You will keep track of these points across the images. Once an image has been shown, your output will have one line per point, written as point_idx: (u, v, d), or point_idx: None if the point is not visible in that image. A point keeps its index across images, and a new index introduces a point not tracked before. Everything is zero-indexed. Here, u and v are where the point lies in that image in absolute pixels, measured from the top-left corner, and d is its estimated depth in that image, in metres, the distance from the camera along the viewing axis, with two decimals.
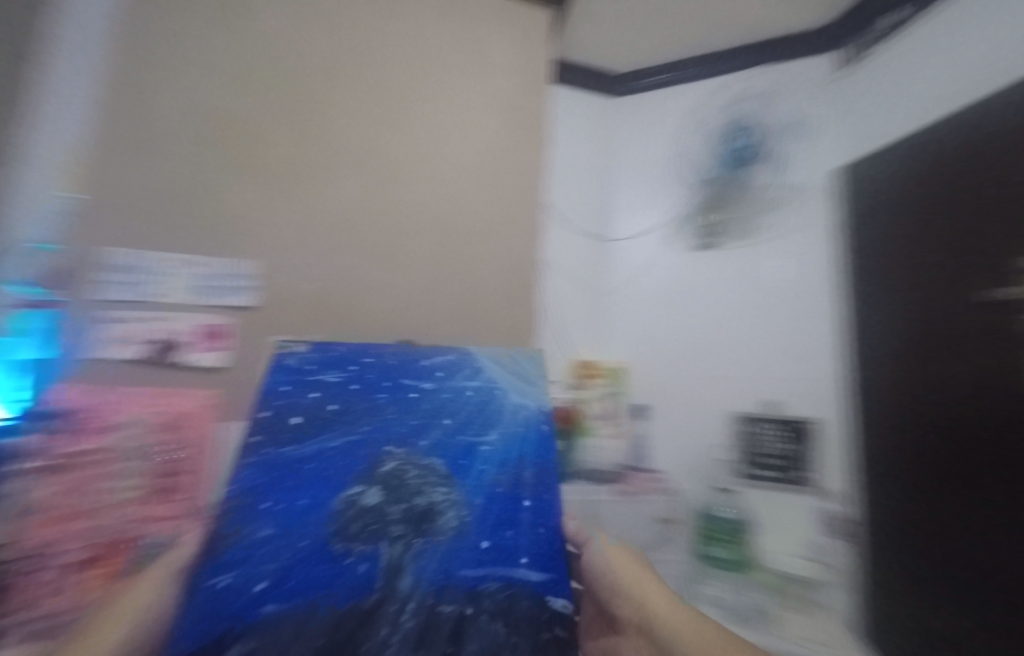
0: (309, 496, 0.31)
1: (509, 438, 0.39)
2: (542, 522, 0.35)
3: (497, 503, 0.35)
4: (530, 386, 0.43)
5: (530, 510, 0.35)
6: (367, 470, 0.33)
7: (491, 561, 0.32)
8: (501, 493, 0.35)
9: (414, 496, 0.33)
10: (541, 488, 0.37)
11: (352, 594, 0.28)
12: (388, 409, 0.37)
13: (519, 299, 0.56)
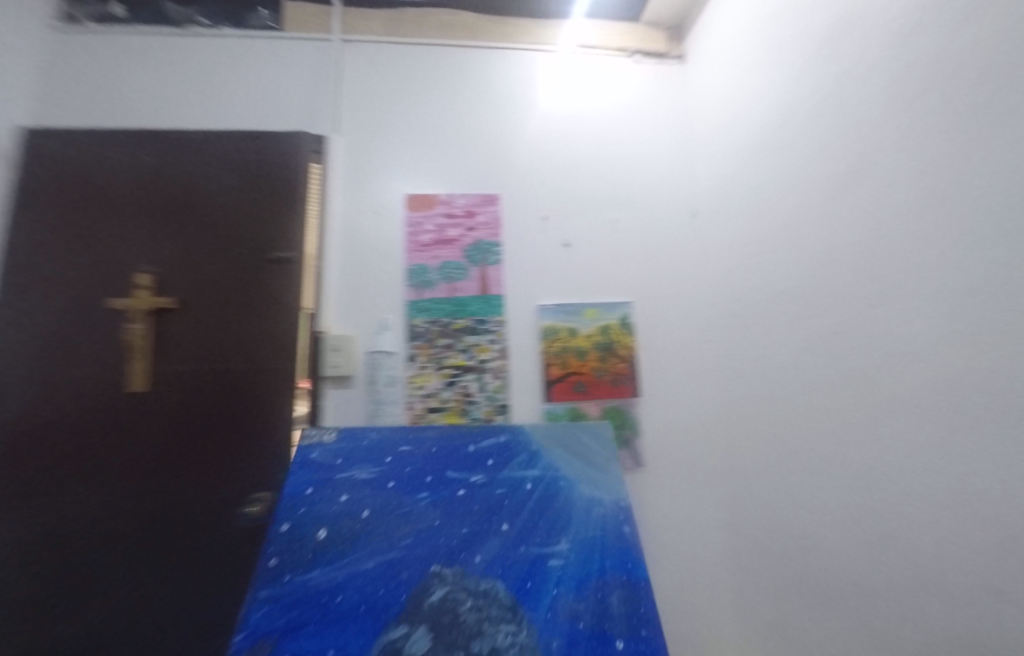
0: (336, 645, 0.23)
1: (577, 547, 0.29)
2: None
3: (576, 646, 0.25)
4: (598, 479, 0.33)
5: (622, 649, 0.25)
6: (412, 590, 0.26)
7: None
8: (584, 635, 0.25)
9: (466, 626, 0.25)
10: (635, 624, 0.27)
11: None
12: (431, 513, 0.29)
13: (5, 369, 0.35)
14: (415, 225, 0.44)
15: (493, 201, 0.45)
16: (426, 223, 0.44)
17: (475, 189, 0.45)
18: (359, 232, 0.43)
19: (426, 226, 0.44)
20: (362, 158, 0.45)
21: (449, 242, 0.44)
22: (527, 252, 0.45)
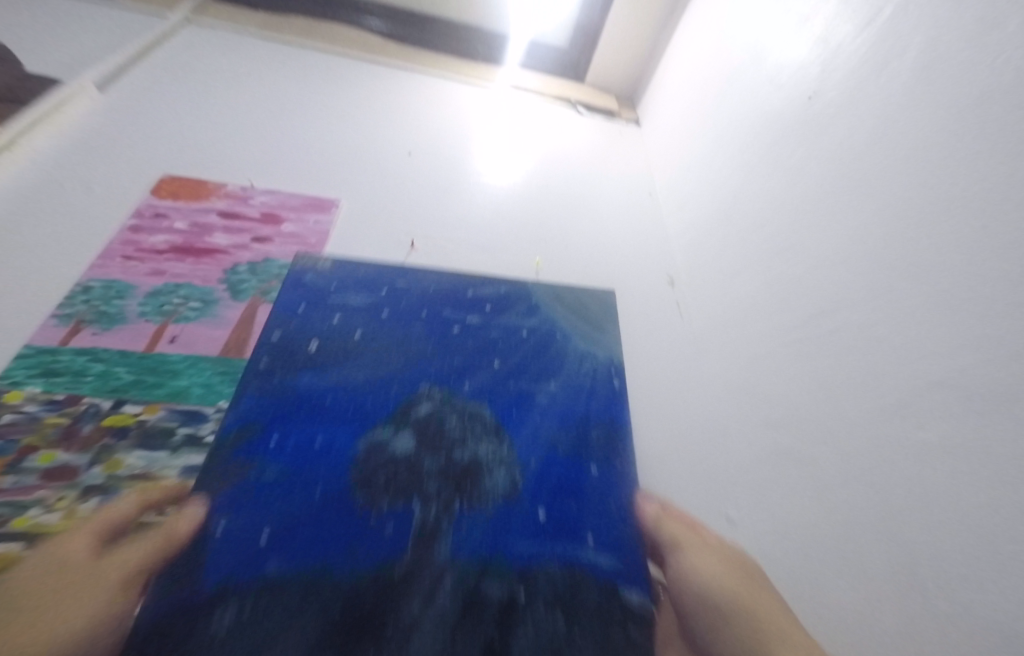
0: (338, 433, 0.64)
1: (569, 385, 0.78)
2: (594, 476, 0.67)
3: (561, 465, 0.67)
4: (601, 335, 0.89)
5: (591, 473, 0.67)
6: (409, 394, 0.71)
7: (547, 522, 0.61)
8: (562, 451, 0.69)
9: (450, 434, 0.66)
10: (605, 452, 0.70)
11: (384, 550, 0.54)
12: (431, 354, 0.77)
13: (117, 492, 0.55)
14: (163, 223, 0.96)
15: (325, 208, 1.08)
16: (167, 226, 0.96)
17: (303, 196, 1.10)
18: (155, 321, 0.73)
19: (164, 235, 0.94)
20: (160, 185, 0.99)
21: (205, 258, 0.92)
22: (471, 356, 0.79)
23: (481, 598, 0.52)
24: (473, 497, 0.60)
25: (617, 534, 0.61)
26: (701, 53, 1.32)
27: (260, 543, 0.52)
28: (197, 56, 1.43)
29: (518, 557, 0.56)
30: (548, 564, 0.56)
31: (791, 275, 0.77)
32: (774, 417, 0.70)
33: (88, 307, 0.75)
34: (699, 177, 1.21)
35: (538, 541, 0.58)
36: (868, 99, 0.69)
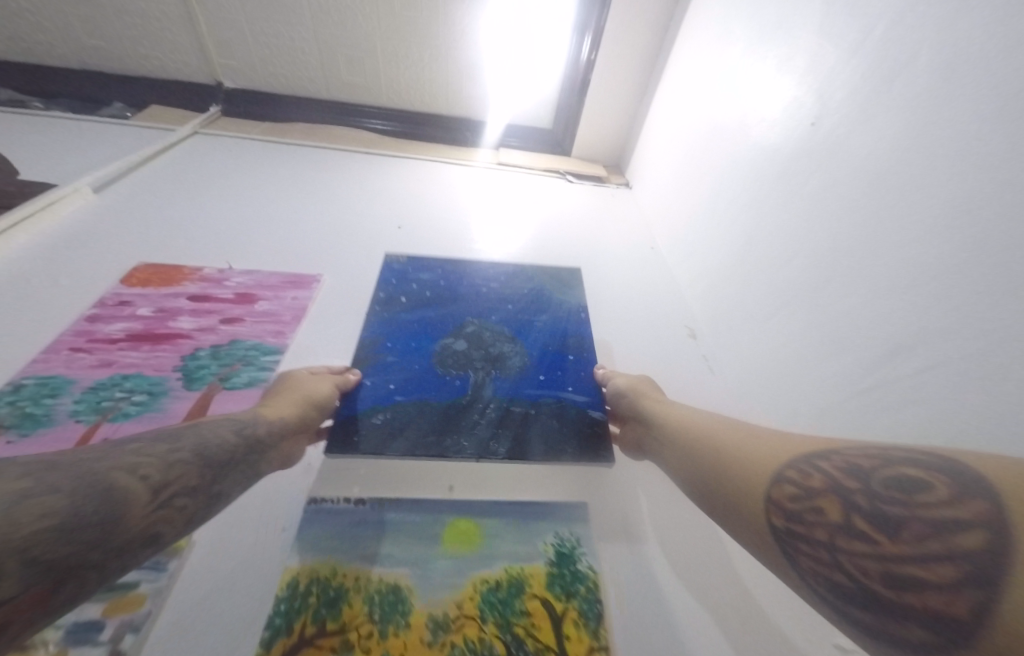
0: (414, 331, 0.96)
1: (556, 318, 1.06)
2: (574, 358, 0.96)
3: (551, 353, 0.96)
4: (572, 290, 1.17)
5: (570, 359, 0.95)
6: (456, 312, 1.02)
7: (544, 380, 0.90)
8: (552, 347, 0.98)
9: (485, 332, 0.99)
10: (580, 350, 0.98)
11: (450, 391, 0.85)
12: (462, 284, 1.11)
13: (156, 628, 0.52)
14: (123, 319, 0.90)
15: (300, 281, 1.05)
16: (136, 318, 0.91)
17: (280, 272, 1.07)
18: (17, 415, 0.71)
19: (133, 330, 0.88)
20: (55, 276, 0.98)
21: (174, 342, 0.87)
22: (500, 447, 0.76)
23: (513, 412, 0.83)
24: (573, 649, 0.55)
25: (589, 385, 0.90)
26: (683, 120, 1.43)
27: (391, 389, 0.83)
28: (204, 158, 1.49)
29: (530, 394, 0.87)
30: (546, 399, 0.86)
31: (840, 312, 0.73)
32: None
33: (11, 409, 0.71)
34: (705, 223, 1.20)
35: (539, 388, 0.88)
36: (882, 112, 0.71)
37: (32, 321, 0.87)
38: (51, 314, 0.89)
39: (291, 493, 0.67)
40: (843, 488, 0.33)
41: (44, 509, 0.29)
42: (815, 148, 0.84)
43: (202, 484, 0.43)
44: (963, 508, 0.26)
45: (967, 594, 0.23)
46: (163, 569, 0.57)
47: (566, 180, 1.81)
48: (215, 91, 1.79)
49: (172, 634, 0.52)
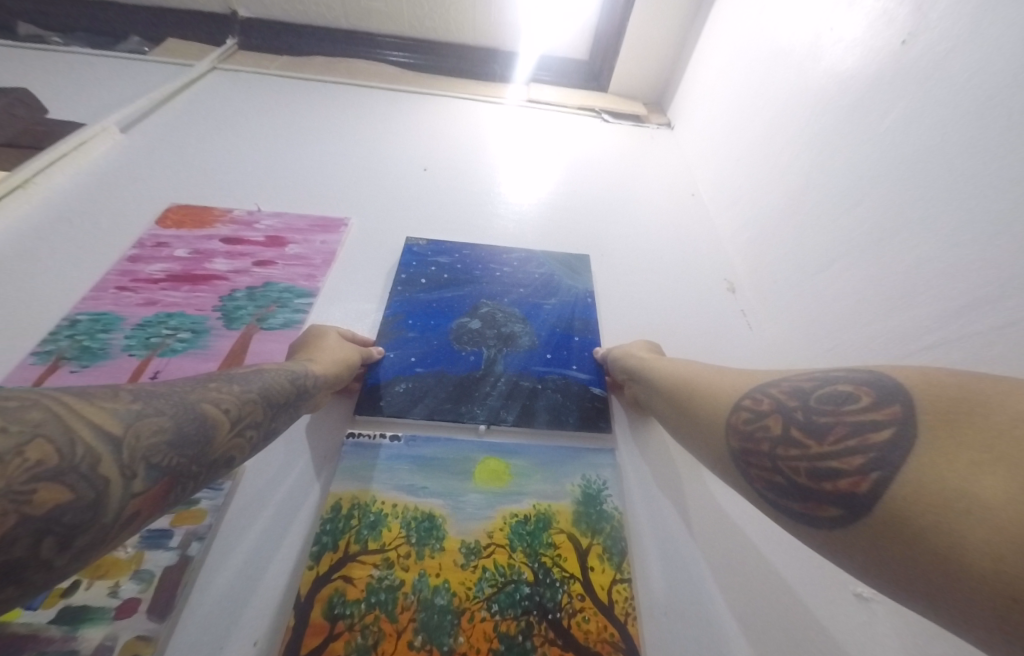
0: (432, 297, 0.90)
1: (564, 300, 0.94)
2: (580, 339, 0.87)
3: (557, 332, 0.88)
4: (581, 275, 1.01)
5: (575, 341, 0.87)
6: (471, 280, 0.95)
7: (551, 358, 0.83)
8: (558, 326, 0.89)
9: (495, 306, 0.90)
10: (586, 332, 0.89)
11: (463, 365, 0.80)
12: (473, 252, 1.01)
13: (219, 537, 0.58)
14: (161, 260, 0.92)
15: (324, 225, 1.04)
16: (172, 259, 0.93)
17: (305, 215, 1.05)
18: (77, 347, 0.76)
19: (169, 269, 0.90)
20: (92, 216, 1.00)
21: (210, 283, 0.89)
22: (524, 406, 0.75)
23: (522, 384, 0.78)
24: (597, 579, 0.58)
25: (597, 362, 0.84)
26: (742, 46, 1.26)
27: (409, 359, 0.79)
28: (225, 96, 1.44)
29: (537, 369, 0.81)
30: (552, 375, 0.80)
31: (905, 264, 0.67)
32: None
33: (71, 342, 0.76)
34: (757, 167, 1.10)
35: (547, 363, 0.82)
36: (996, 23, 0.60)
37: (79, 260, 0.90)
38: (96, 254, 0.92)
39: (334, 426, 0.71)
40: (786, 407, 0.38)
41: (156, 426, 0.32)
42: (903, 74, 0.73)
43: (265, 419, 0.47)
44: (878, 411, 0.31)
45: (872, 474, 0.29)
46: (220, 489, 0.62)
47: (601, 119, 1.67)
48: (230, 21, 1.69)
49: (232, 542, 0.59)
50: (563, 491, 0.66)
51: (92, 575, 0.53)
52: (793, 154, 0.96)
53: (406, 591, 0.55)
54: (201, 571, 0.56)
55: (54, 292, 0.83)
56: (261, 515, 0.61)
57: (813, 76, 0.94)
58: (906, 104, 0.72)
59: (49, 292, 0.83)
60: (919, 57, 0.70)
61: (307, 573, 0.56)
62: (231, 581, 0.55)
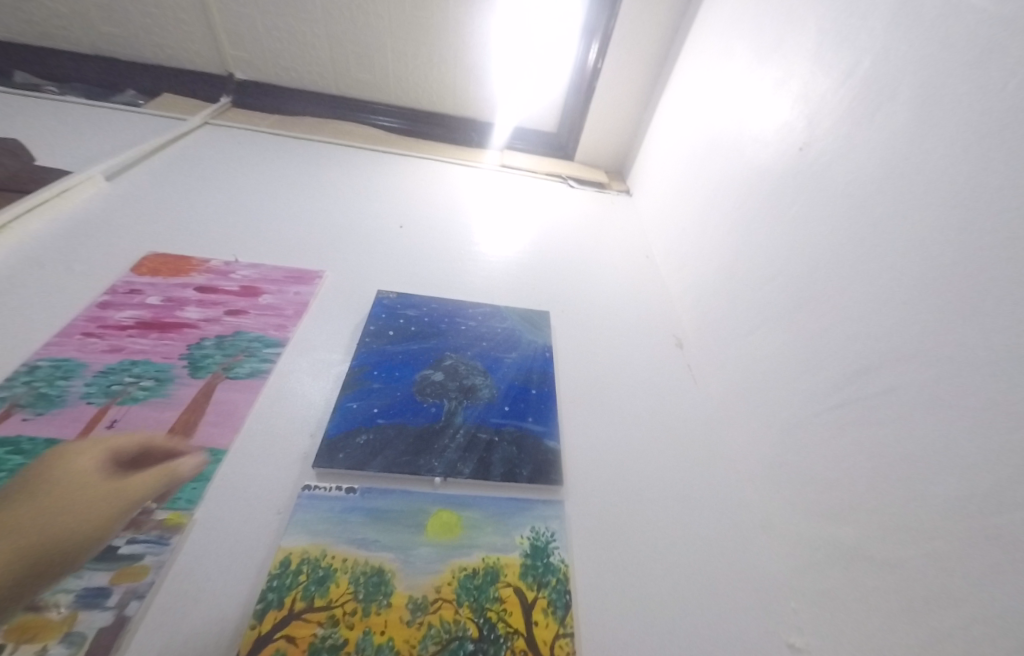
0: (398, 349, 0.95)
1: (525, 353, 1.01)
2: (537, 392, 0.93)
3: (516, 385, 0.93)
4: (541, 330, 1.09)
5: (532, 394, 0.92)
6: (437, 334, 1.01)
7: (508, 411, 0.88)
8: (517, 379, 0.95)
9: (459, 360, 0.96)
10: (542, 386, 0.95)
11: (424, 417, 0.84)
12: (441, 307, 1.08)
13: (159, 598, 0.58)
14: (130, 306, 0.94)
15: (297, 276, 1.09)
16: (142, 306, 0.95)
17: (280, 266, 1.11)
18: (31, 394, 0.76)
19: (138, 316, 0.92)
20: (64, 261, 1.02)
21: (178, 331, 0.91)
22: (480, 458, 0.79)
23: (479, 436, 0.82)
24: (540, 634, 0.60)
25: (552, 415, 0.89)
26: (684, 134, 1.46)
27: (371, 411, 0.82)
28: (214, 150, 1.53)
29: (495, 421, 0.85)
30: (508, 427, 0.85)
31: (812, 332, 0.77)
32: (829, 507, 0.66)
33: (27, 389, 0.76)
34: (698, 237, 1.24)
35: (504, 415, 0.87)
36: (863, 142, 0.74)
37: (45, 305, 0.91)
38: (63, 300, 0.93)
39: (292, 478, 0.73)
40: None
41: None
42: (802, 174, 0.87)
43: None
44: None
45: None
46: (166, 544, 0.62)
47: (567, 185, 1.85)
48: (226, 82, 1.82)
49: (173, 602, 0.58)
50: (511, 544, 0.69)
51: (18, 638, 0.50)
52: (727, 230, 1.10)
53: (349, 650, 0.55)
54: (135, 634, 0.54)
55: (15, 337, 0.84)
56: (205, 573, 0.61)
57: (739, 166, 1.10)
58: (805, 197, 0.85)
59: (8, 336, 0.83)
60: (813, 162, 0.85)
61: (248, 633, 0.55)
62: (164, 647, 0.54)
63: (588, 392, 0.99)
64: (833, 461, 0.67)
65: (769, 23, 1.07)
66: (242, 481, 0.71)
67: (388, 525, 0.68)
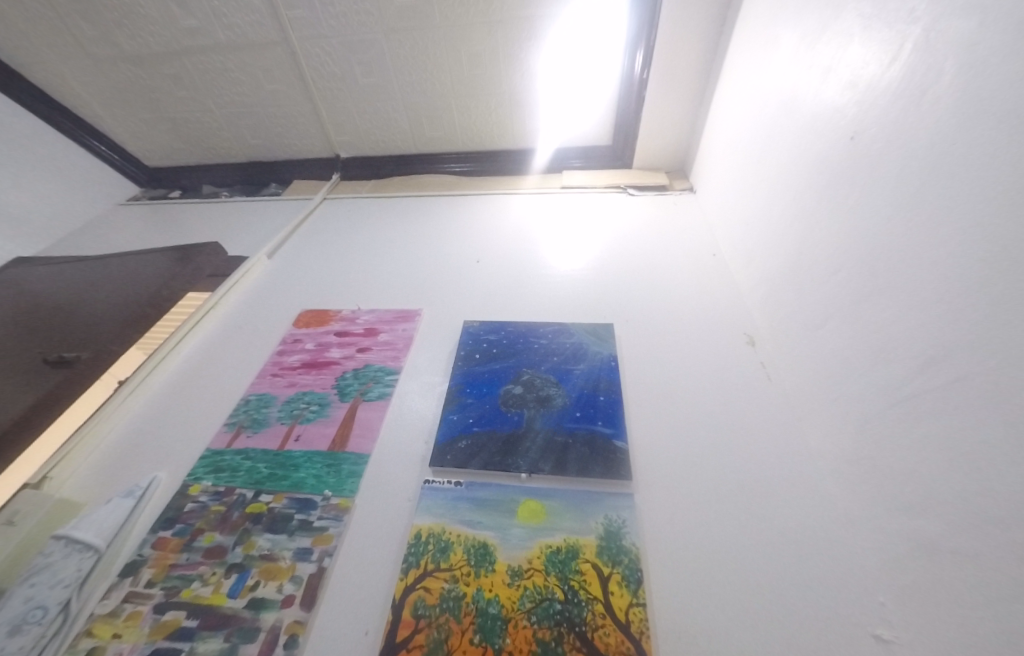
0: (485, 369, 1.14)
1: (593, 364, 1.13)
2: (606, 399, 1.05)
3: (586, 393, 1.06)
4: (607, 341, 1.20)
5: (601, 400, 1.04)
6: (515, 353, 1.18)
7: (580, 416, 1.01)
8: (586, 388, 1.07)
9: (535, 374, 1.12)
10: (609, 392, 1.06)
11: (510, 424, 1.01)
12: (517, 329, 1.26)
13: (341, 556, 0.84)
14: (296, 351, 1.30)
15: (402, 315, 1.37)
16: (303, 351, 1.30)
17: (389, 309, 1.40)
18: (250, 419, 1.12)
19: (301, 359, 1.28)
20: (252, 324, 1.44)
21: (327, 368, 1.23)
22: (558, 457, 0.93)
23: (556, 439, 0.97)
24: (616, 602, 0.72)
25: (620, 419, 1.00)
26: (741, 127, 1.43)
27: (468, 420, 1.03)
28: (332, 220, 1.94)
29: (569, 426, 0.99)
30: (581, 431, 0.98)
31: (879, 324, 0.77)
32: (906, 500, 0.66)
33: (246, 416, 1.13)
34: (763, 232, 1.23)
35: (577, 420, 1.00)
36: (914, 128, 0.72)
37: (248, 357, 1.31)
38: (256, 352, 1.33)
39: (416, 474, 0.96)
40: None
41: None
42: (859, 163, 0.86)
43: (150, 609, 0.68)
44: None
45: None
46: (341, 520, 0.89)
47: (627, 194, 1.91)
48: (334, 162, 2.28)
49: (351, 559, 0.83)
50: (589, 529, 0.82)
51: (267, 576, 0.81)
52: (790, 223, 1.09)
53: (468, 600, 0.74)
54: (331, 579, 0.81)
55: (235, 382, 1.24)
56: (367, 540, 0.86)
57: (797, 157, 1.08)
58: (862, 186, 0.84)
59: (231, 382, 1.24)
60: (867, 150, 0.83)
61: (399, 582, 0.77)
62: (347, 589, 0.79)
63: (656, 397, 1.07)
64: (908, 455, 0.67)
65: (815, 6, 1.04)
66: (382, 476, 0.96)
67: (488, 510, 0.86)
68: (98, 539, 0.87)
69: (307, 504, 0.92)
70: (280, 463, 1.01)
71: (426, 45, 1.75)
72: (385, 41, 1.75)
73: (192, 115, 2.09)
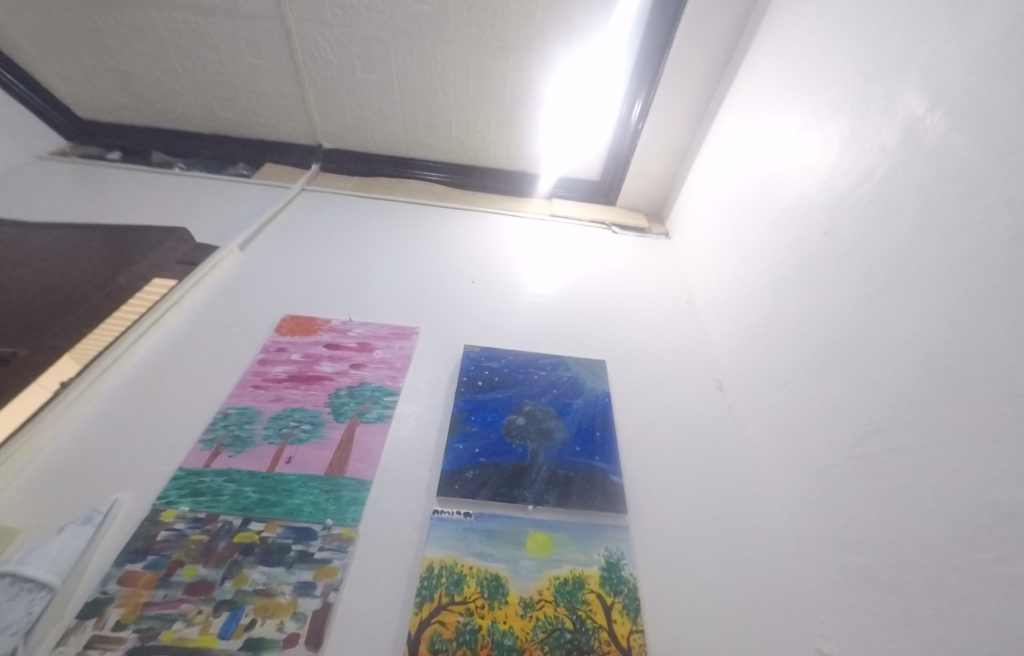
0: (488, 397, 1.18)
1: (589, 399, 1.22)
2: (602, 434, 1.13)
3: (584, 428, 1.14)
4: (600, 377, 1.29)
5: (598, 435, 1.13)
6: (517, 383, 1.23)
7: (580, 451, 1.09)
8: (584, 423, 1.15)
9: (536, 406, 1.17)
10: (604, 427, 1.15)
11: (515, 455, 1.05)
12: (517, 358, 1.30)
13: (347, 589, 0.82)
14: (281, 362, 1.22)
15: (399, 332, 1.34)
16: (289, 362, 1.22)
17: (384, 324, 1.37)
18: (231, 436, 1.04)
19: (287, 370, 1.20)
20: (224, 325, 1.32)
21: (318, 383, 1.18)
22: (562, 490, 1.00)
23: (559, 472, 1.03)
24: (619, 629, 0.80)
25: (615, 455, 1.09)
26: (721, 192, 1.62)
27: (474, 450, 1.05)
28: (312, 215, 1.83)
29: (570, 460, 1.06)
30: (581, 465, 1.05)
31: (836, 393, 0.94)
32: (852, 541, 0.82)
33: (226, 431, 1.04)
34: (735, 291, 1.41)
35: (577, 455, 1.08)
36: (877, 239, 0.90)
37: (222, 363, 1.21)
38: (232, 358, 1.22)
39: (422, 503, 0.96)
40: None
41: None
42: (828, 256, 1.03)
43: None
44: None
45: None
46: (345, 551, 0.86)
47: (611, 231, 2.04)
48: (314, 150, 2.14)
49: (357, 593, 0.82)
50: (592, 560, 0.89)
51: (266, 614, 0.76)
52: (762, 290, 1.27)
53: (484, 633, 0.77)
54: (338, 614, 0.79)
55: (209, 391, 1.13)
56: (374, 572, 0.85)
57: (773, 235, 1.26)
58: (830, 275, 1.01)
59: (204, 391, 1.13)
60: (836, 246, 1.01)
61: (413, 617, 0.78)
62: (356, 626, 0.77)
63: (643, 434, 1.18)
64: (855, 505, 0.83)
65: (799, 112, 1.24)
66: (387, 504, 0.95)
67: (499, 542, 0.90)
68: (53, 576, 0.75)
69: (305, 534, 0.88)
70: (271, 488, 0.95)
71: (435, 55, 1.74)
72: (393, 41, 1.70)
73: (150, 71, 1.84)
